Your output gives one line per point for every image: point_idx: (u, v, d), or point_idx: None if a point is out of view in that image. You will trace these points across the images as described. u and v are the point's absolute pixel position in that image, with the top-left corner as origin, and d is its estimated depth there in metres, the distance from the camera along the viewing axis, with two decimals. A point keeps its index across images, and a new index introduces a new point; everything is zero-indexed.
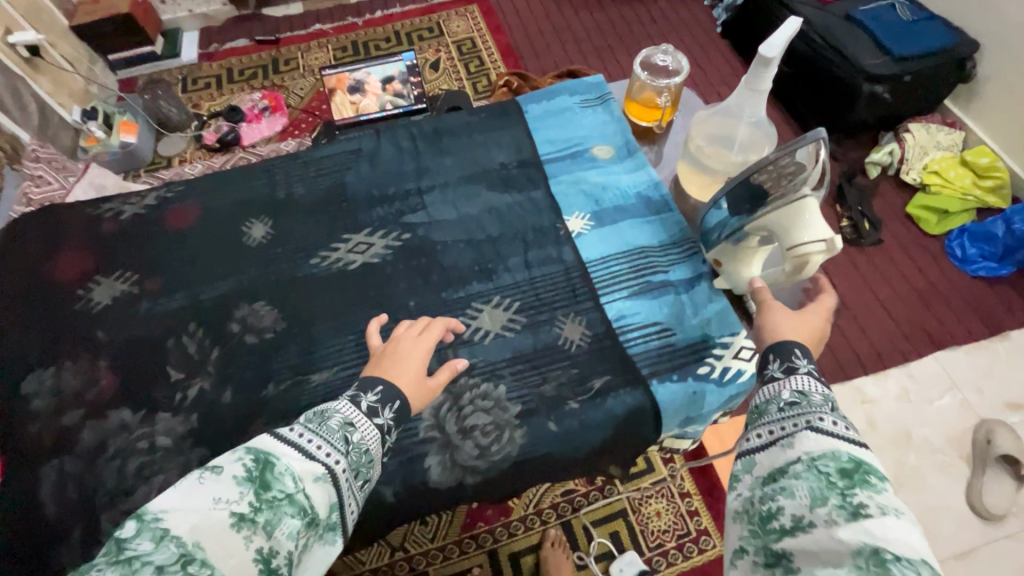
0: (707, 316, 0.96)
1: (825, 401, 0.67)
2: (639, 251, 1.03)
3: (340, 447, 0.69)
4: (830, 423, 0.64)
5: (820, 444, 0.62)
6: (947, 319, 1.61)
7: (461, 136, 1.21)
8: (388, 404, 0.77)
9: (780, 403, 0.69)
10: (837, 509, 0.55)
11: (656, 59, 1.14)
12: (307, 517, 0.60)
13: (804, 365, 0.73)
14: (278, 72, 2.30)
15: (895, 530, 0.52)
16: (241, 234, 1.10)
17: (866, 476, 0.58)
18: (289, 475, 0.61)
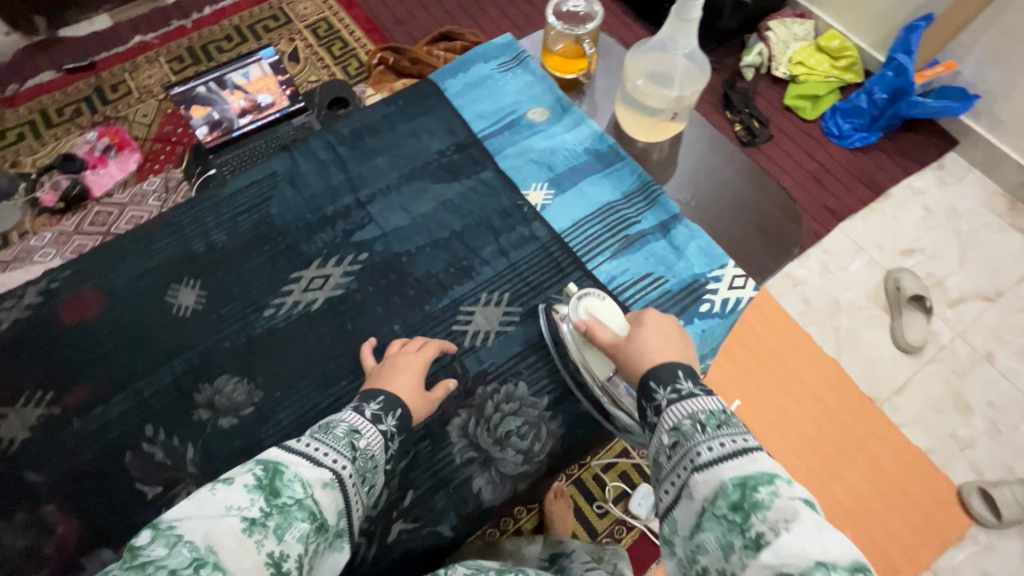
0: (691, 254, 1.02)
1: (695, 422, 0.66)
2: (608, 209, 1.07)
3: (347, 453, 0.72)
4: (706, 449, 0.63)
5: (708, 483, 0.61)
6: (840, 193, 1.79)
7: (386, 133, 1.16)
8: (390, 409, 0.81)
9: (664, 449, 0.68)
10: (745, 552, 0.55)
11: (568, 6, 1.11)
12: (314, 522, 0.62)
13: (661, 399, 0.71)
14: (109, 102, 1.96)
15: (795, 542, 0.52)
16: (170, 305, 1.02)
17: (756, 492, 0.58)
18: (299, 480, 0.64)
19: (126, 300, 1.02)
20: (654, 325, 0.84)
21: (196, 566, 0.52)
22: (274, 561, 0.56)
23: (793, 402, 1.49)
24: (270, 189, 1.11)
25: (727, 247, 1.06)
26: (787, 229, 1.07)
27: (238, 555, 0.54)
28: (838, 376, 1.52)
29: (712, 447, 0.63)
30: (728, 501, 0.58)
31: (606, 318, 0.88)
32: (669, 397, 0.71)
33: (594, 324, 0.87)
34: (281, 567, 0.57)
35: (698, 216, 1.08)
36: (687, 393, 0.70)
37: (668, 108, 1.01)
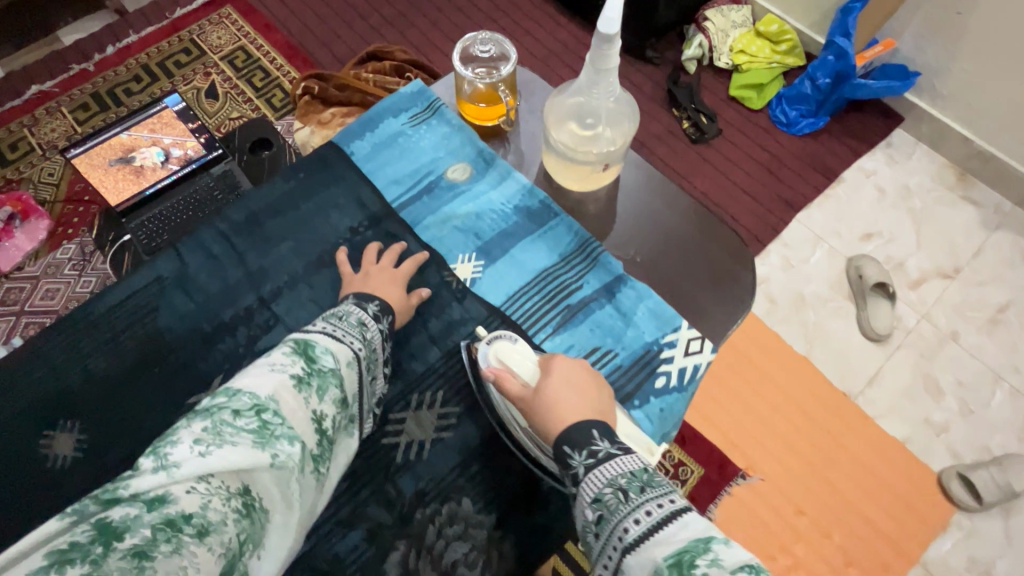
0: (640, 319, 0.92)
1: (616, 492, 0.66)
2: (544, 276, 0.96)
3: (361, 337, 0.81)
4: (632, 524, 0.63)
5: (642, 564, 0.59)
6: (795, 181, 1.76)
7: (288, 214, 1.05)
8: (374, 305, 0.87)
9: (593, 526, 0.67)
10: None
11: (477, 51, 0.99)
12: (343, 392, 0.75)
13: (578, 466, 0.71)
14: (9, 163, 1.78)
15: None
16: (43, 457, 0.91)
17: (688, 569, 0.56)
18: (329, 354, 0.75)
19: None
20: (563, 377, 0.79)
21: (257, 411, 0.64)
22: (313, 419, 0.69)
23: (772, 410, 1.46)
24: (183, 272, 1.02)
25: (677, 304, 0.96)
26: (739, 276, 0.97)
27: (290, 406, 0.67)
28: (814, 379, 1.49)
29: (639, 521, 0.62)
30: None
31: (517, 367, 0.82)
32: (584, 462, 0.71)
33: (504, 376, 0.81)
34: (318, 424, 0.70)
35: (642, 274, 0.98)
36: (604, 454, 0.70)
37: (598, 160, 0.90)
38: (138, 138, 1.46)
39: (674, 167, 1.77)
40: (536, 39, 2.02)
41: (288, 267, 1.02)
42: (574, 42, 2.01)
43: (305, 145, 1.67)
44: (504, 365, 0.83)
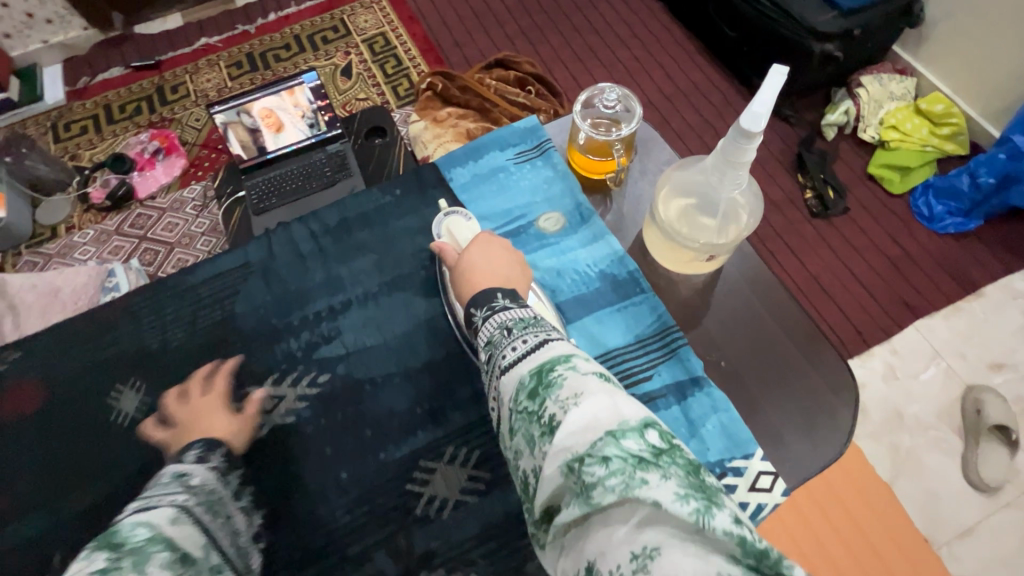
0: (709, 434, 0.77)
1: (506, 329, 0.63)
2: (612, 356, 0.83)
3: (184, 489, 0.64)
4: (511, 351, 0.59)
5: (512, 382, 0.56)
6: (923, 286, 1.55)
7: (377, 228, 1.03)
8: (213, 451, 0.73)
9: (485, 365, 0.63)
10: (543, 436, 0.49)
11: (600, 103, 0.90)
12: (179, 551, 0.54)
13: (479, 317, 0.67)
14: (167, 103, 2.00)
15: (578, 417, 0.47)
16: (108, 408, 0.93)
17: (549, 378, 0.53)
18: (145, 522, 0.55)
19: (68, 390, 0.94)
20: (496, 249, 0.80)
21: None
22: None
23: (830, 525, 1.26)
24: (269, 262, 1.01)
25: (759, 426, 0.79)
26: (837, 415, 0.79)
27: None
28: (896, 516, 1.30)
29: (514, 347, 0.59)
30: (525, 392, 0.53)
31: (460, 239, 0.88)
32: (486, 314, 0.67)
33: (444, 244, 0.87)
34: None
35: (725, 384, 0.82)
36: (503, 304, 0.67)
37: (704, 249, 0.80)
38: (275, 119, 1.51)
39: (784, 240, 1.63)
40: (666, 75, 1.94)
41: (367, 262, 1.01)
42: (707, 84, 1.91)
43: (416, 139, 1.71)
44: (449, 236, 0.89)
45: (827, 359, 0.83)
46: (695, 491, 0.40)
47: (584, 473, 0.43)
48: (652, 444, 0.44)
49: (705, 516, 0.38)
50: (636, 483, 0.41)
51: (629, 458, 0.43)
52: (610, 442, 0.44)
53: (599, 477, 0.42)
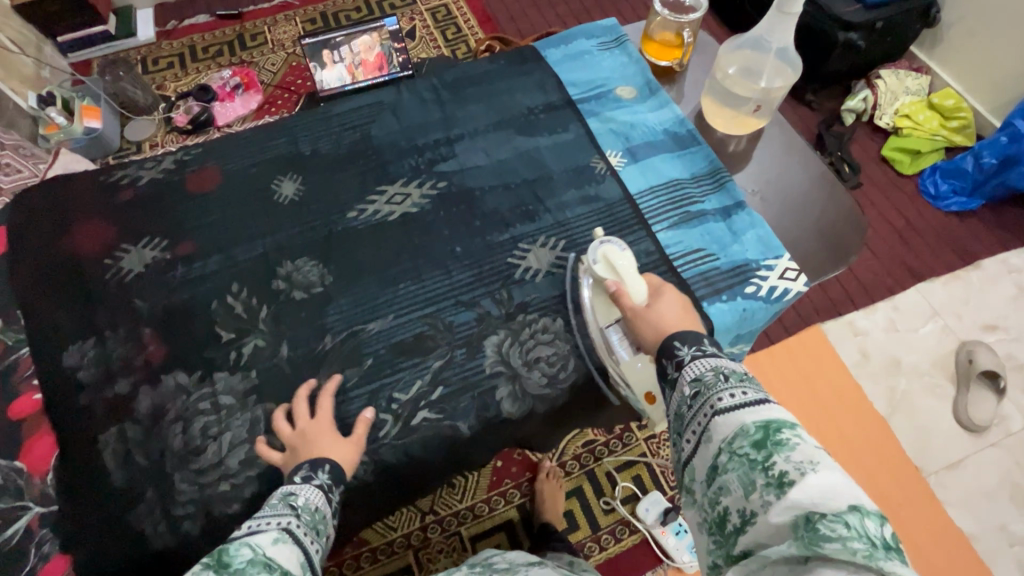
0: (747, 242, 0.73)
1: (721, 372, 0.49)
2: (667, 186, 0.78)
3: (285, 512, 0.47)
4: (731, 395, 0.47)
5: (729, 425, 0.45)
6: (926, 254, 1.70)
7: (485, 83, 0.87)
8: (320, 467, 0.53)
9: (685, 401, 0.51)
10: (767, 490, 0.40)
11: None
12: (278, 570, 0.40)
13: (686, 352, 0.52)
14: (247, 48, 2.17)
15: (821, 483, 0.37)
16: (268, 193, 0.78)
17: (781, 436, 0.42)
18: (246, 543, 0.41)
19: (230, 167, 0.80)
20: (677, 296, 0.62)
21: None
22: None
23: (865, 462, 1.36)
24: (398, 98, 0.86)
25: (799, 238, 0.76)
26: (848, 245, 0.75)
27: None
28: (893, 449, 1.41)
29: (740, 392, 0.47)
30: (749, 438, 0.43)
31: (627, 277, 0.62)
32: (694, 354, 0.53)
33: (615, 288, 0.62)
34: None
35: (762, 211, 0.78)
36: (716, 350, 0.53)
37: (752, 97, 0.76)
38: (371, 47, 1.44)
39: None
40: None
41: (481, 95, 0.86)
42: None
43: None
44: (611, 272, 0.64)
45: (848, 202, 0.78)
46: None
47: (819, 527, 0.35)
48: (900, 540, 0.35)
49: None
50: (880, 557, 0.32)
51: (877, 541, 0.34)
52: (855, 513, 0.35)
53: (837, 535, 0.34)
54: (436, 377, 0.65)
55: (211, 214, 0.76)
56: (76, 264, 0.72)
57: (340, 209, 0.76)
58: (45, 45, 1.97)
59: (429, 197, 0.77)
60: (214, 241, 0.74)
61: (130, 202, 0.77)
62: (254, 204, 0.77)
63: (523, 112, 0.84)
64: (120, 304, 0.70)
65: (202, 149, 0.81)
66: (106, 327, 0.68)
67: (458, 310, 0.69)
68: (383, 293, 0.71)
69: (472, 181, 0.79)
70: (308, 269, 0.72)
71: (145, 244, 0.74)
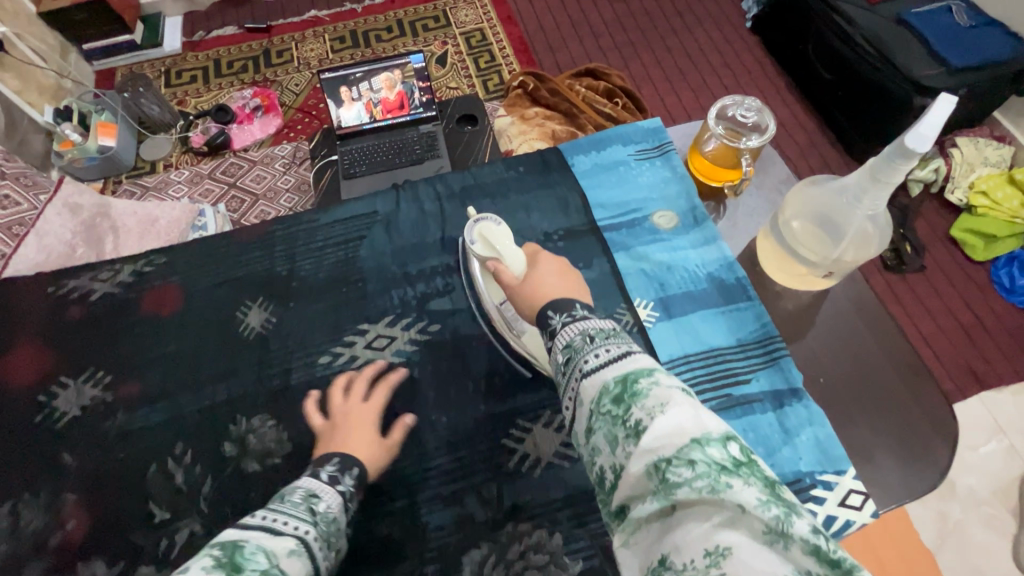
0: (800, 446, 0.59)
1: (586, 332, 0.41)
2: (705, 354, 0.64)
3: (307, 517, 0.44)
4: (595, 355, 0.39)
5: (592, 387, 0.37)
6: (996, 356, 1.19)
7: (499, 196, 0.74)
8: (348, 469, 0.52)
9: (556, 367, 0.42)
10: (628, 443, 0.34)
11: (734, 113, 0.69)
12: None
13: (556, 320, 0.43)
14: (271, 65, 1.79)
15: (673, 425, 0.32)
16: (233, 323, 0.67)
17: (638, 385, 0.35)
18: (262, 547, 0.38)
19: (196, 282, 0.69)
20: (561, 261, 0.52)
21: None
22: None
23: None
24: (396, 209, 0.73)
25: (861, 437, 0.60)
26: (934, 456, 0.58)
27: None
28: None
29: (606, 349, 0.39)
30: (609, 396, 0.36)
31: (507, 254, 0.55)
32: (564, 319, 0.44)
33: (494, 266, 0.54)
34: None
35: (823, 402, 0.62)
36: (586, 310, 0.44)
37: (821, 265, 0.61)
38: (392, 83, 1.16)
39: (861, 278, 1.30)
40: None
41: (494, 208, 0.73)
42: None
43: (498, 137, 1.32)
44: (491, 246, 0.56)
45: (937, 400, 0.61)
46: (787, 502, 0.29)
47: (670, 474, 0.30)
48: (746, 454, 0.31)
49: (789, 521, 0.27)
50: (725, 490, 0.29)
51: (729, 471, 0.30)
52: (700, 447, 0.31)
53: (685, 479, 0.30)
54: None
55: (165, 345, 0.65)
56: (7, 398, 0.62)
57: (307, 353, 0.65)
58: (69, 51, 1.66)
59: (418, 345, 0.65)
60: (161, 381, 0.63)
61: (78, 322, 0.66)
62: (212, 336, 0.66)
63: (539, 238, 0.71)
64: (47, 458, 0.60)
65: (165, 257, 0.70)
66: (24, 486, 0.58)
67: (435, 508, 0.57)
68: None
69: (469, 328, 0.66)
70: (265, 431, 0.61)
71: (85, 378, 0.63)
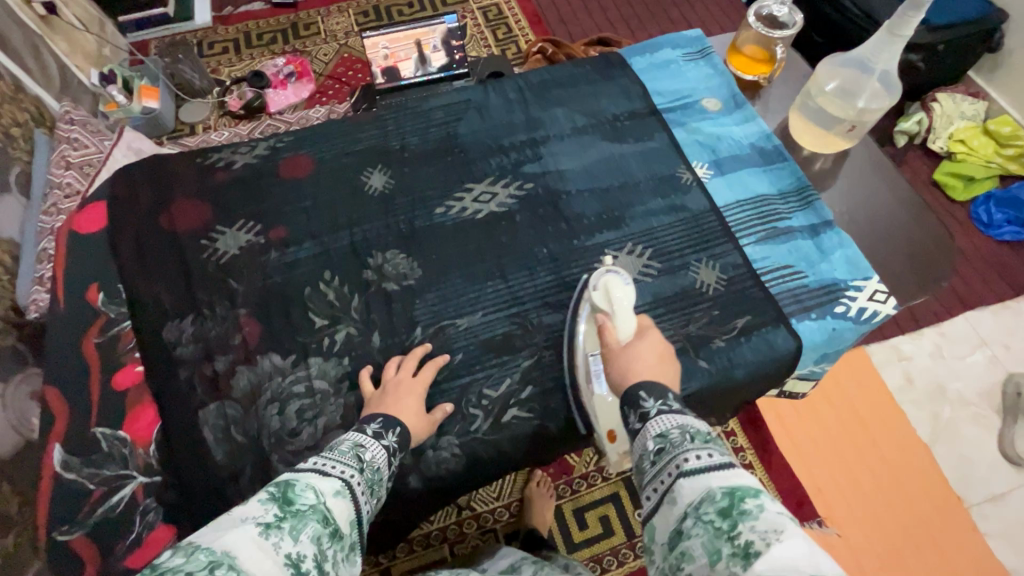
0: (836, 261, 0.73)
1: (686, 430, 0.45)
2: (754, 199, 0.78)
3: (352, 462, 0.49)
4: (696, 457, 0.42)
5: (694, 489, 0.40)
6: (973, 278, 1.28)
7: (569, 89, 0.88)
8: (391, 428, 0.55)
9: (646, 456, 0.46)
10: (734, 563, 0.35)
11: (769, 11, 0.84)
12: (332, 525, 0.41)
13: (651, 405, 0.48)
14: (298, 37, 1.75)
15: (789, 556, 0.34)
16: (358, 185, 0.79)
17: (746, 503, 0.38)
18: (312, 485, 0.43)
19: (322, 156, 0.81)
20: (663, 343, 0.59)
21: (211, 567, 0.33)
22: (294, 564, 0.37)
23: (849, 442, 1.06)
24: (484, 100, 0.86)
25: (876, 255, 0.75)
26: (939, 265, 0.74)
27: (255, 557, 0.35)
28: (939, 485, 1.04)
29: (708, 455, 0.42)
30: (712, 504, 0.38)
31: (617, 311, 0.61)
32: (660, 408, 0.48)
33: (602, 321, 0.61)
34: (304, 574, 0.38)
35: (850, 233, 0.77)
36: (682, 405, 0.49)
37: (846, 119, 0.76)
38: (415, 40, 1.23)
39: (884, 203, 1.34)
40: None
41: (567, 97, 0.87)
42: None
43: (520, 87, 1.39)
44: (604, 302, 0.62)
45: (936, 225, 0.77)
46: None
47: None
48: None
49: None
50: None
51: None
52: None
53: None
54: (525, 377, 0.66)
55: (303, 201, 0.78)
56: (175, 241, 0.74)
57: (424, 206, 0.77)
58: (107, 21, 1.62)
59: (516, 198, 0.78)
60: (304, 227, 0.76)
61: (226, 186, 0.78)
62: (344, 193, 0.78)
63: (608, 118, 0.85)
64: (217, 284, 0.71)
65: (293, 137, 0.83)
66: (202, 304, 0.70)
67: (546, 312, 0.70)
68: (471, 289, 0.72)
69: (558, 185, 0.79)
70: (399, 261, 0.73)
71: (239, 226, 0.75)
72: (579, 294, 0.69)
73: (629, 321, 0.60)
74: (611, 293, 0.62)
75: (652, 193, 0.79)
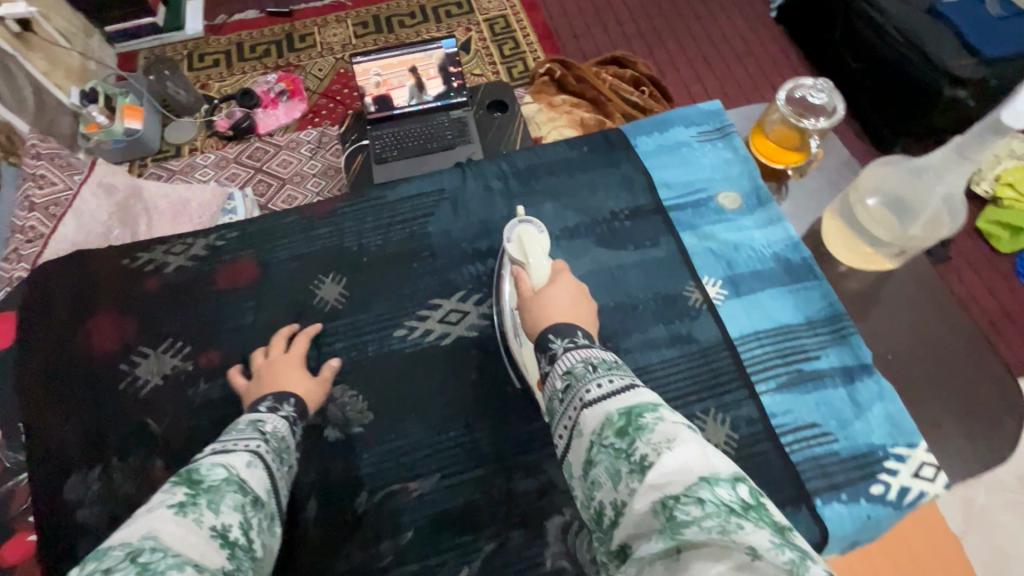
0: (875, 420, 0.60)
1: (590, 362, 0.40)
2: (776, 330, 0.65)
3: (256, 434, 0.45)
4: (598, 386, 0.38)
5: (595, 416, 0.35)
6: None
7: (560, 177, 0.75)
8: (285, 400, 0.53)
9: (555, 396, 0.41)
10: (633, 479, 0.31)
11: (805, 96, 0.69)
12: (252, 493, 0.38)
13: (557, 345, 0.43)
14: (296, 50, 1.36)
15: (679, 461, 0.30)
16: (308, 297, 0.68)
17: (643, 418, 0.33)
18: (221, 464, 0.39)
19: (268, 259, 0.70)
20: (578, 284, 0.52)
21: (133, 556, 0.28)
22: (221, 535, 0.33)
23: None
24: (462, 190, 0.74)
25: (923, 408, 0.62)
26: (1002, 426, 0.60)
27: (177, 533, 0.31)
28: None
29: (606, 382, 0.37)
30: (611, 427, 0.34)
31: (533, 261, 0.55)
32: (566, 346, 0.43)
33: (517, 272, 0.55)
34: (234, 544, 0.34)
35: (891, 377, 0.64)
36: (589, 341, 0.44)
37: (894, 244, 0.62)
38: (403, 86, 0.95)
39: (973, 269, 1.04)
40: None
41: (559, 187, 0.74)
42: None
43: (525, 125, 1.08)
44: (518, 253, 0.56)
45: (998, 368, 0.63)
46: (800, 548, 0.25)
47: (677, 513, 0.27)
48: (759, 497, 0.28)
49: (807, 567, 0.24)
50: (736, 531, 0.25)
51: (740, 507, 0.27)
52: (708, 482, 0.28)
53: (695, 518, 0.27)
54: (485, 565, 0.55)
55: (242, 317, 0.66)
56: (90, 367, 0.64)
57: (381, 329, 0.66)
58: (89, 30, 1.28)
59: (490, 320, 0.66)
60: (240, 352, 0.65)
61: (155, 296, 0.67)
62: (290, 309, 0.67)
63: (605, 216, 0.72)
64: (133, 425, 0.61)
65: (237, 233, 0.71)
66: (112, 450, 0.59)
67: (517, 477, 0.58)
68: (428, 444, 0.60)
69: None
70: (347, 401, 0.62)
71: (165, 349, 0.65)
72: (499, 265, 0.65)
73: (541, 269, 0.54)
74: (523, 246, 0.56)
75: (654, 317, 0.66)
